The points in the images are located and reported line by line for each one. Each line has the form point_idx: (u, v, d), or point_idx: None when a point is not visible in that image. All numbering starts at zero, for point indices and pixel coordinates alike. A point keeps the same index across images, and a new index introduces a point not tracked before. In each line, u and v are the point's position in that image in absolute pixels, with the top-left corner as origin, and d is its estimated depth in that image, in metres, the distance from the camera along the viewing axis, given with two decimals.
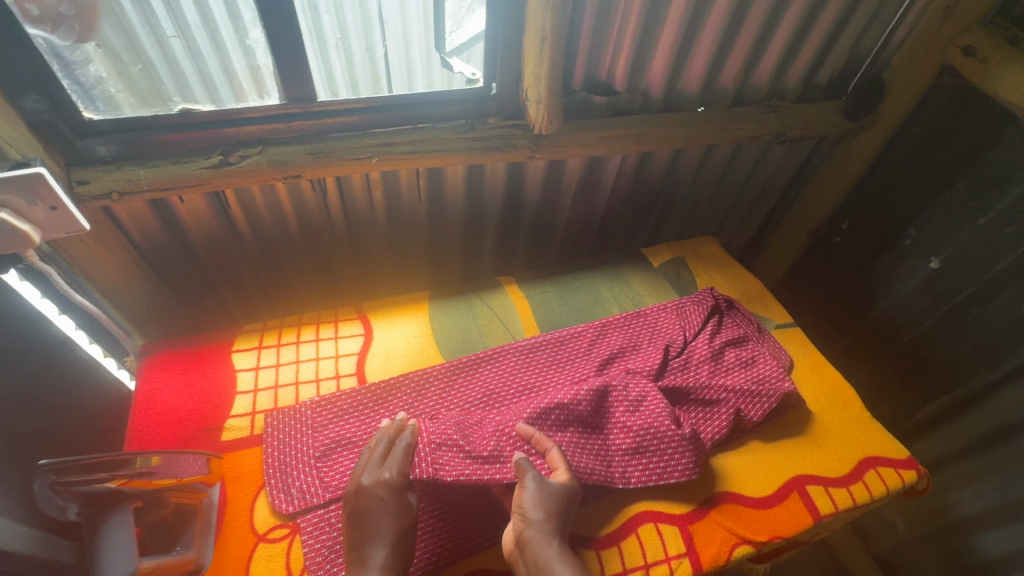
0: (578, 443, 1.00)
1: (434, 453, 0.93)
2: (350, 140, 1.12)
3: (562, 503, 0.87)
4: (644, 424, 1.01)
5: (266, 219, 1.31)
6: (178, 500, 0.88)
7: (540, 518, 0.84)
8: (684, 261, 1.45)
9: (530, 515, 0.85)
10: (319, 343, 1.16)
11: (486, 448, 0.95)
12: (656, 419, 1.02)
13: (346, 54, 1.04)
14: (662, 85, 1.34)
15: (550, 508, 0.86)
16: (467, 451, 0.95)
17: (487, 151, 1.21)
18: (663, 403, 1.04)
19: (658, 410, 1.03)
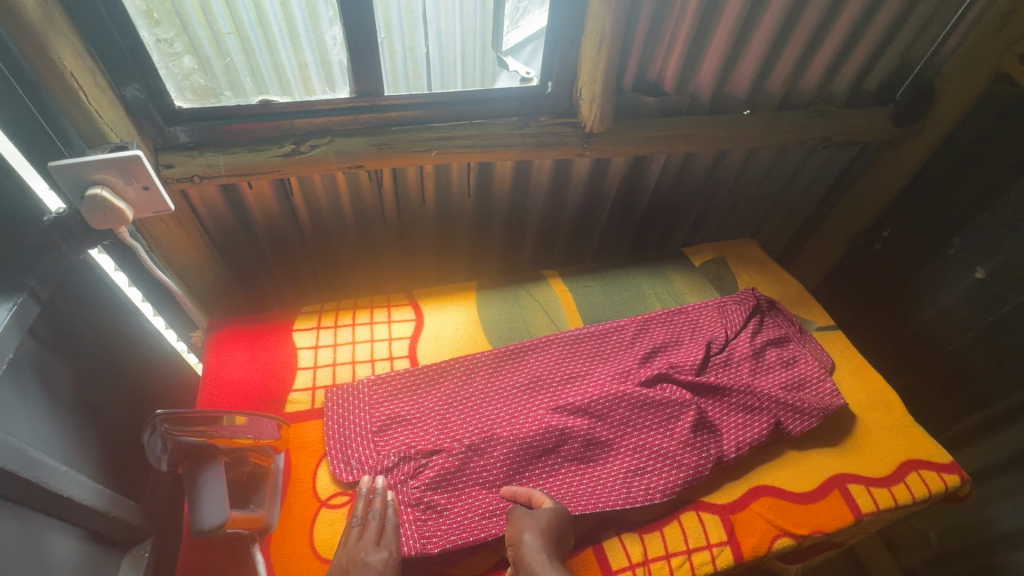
0: (567, 483, 0.99)
1: (421, 527, 0.90)
2: (411, 134, 1.18)
3: (557, 528, 0.88)
4: (634, 461, 1.02)
5: (324, 207, 1.38)
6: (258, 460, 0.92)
7: (530, 538, 0.85)
8: (725, 262, 1.47)
9: (523, 539, 0.85)
10: (373, 326, 1.22)
11: (474, 504, 0.94)
12: (651, 450, 1.03)
13: (388, 52, 1.08)
14: (711, 87, 1.36)
15: (545, 537, 0.85)
16: (452, 516, 0.92)
17: (539, 147, 1.26)
18: (651, 444, 1.04)
19: (653, 446, 1.03)
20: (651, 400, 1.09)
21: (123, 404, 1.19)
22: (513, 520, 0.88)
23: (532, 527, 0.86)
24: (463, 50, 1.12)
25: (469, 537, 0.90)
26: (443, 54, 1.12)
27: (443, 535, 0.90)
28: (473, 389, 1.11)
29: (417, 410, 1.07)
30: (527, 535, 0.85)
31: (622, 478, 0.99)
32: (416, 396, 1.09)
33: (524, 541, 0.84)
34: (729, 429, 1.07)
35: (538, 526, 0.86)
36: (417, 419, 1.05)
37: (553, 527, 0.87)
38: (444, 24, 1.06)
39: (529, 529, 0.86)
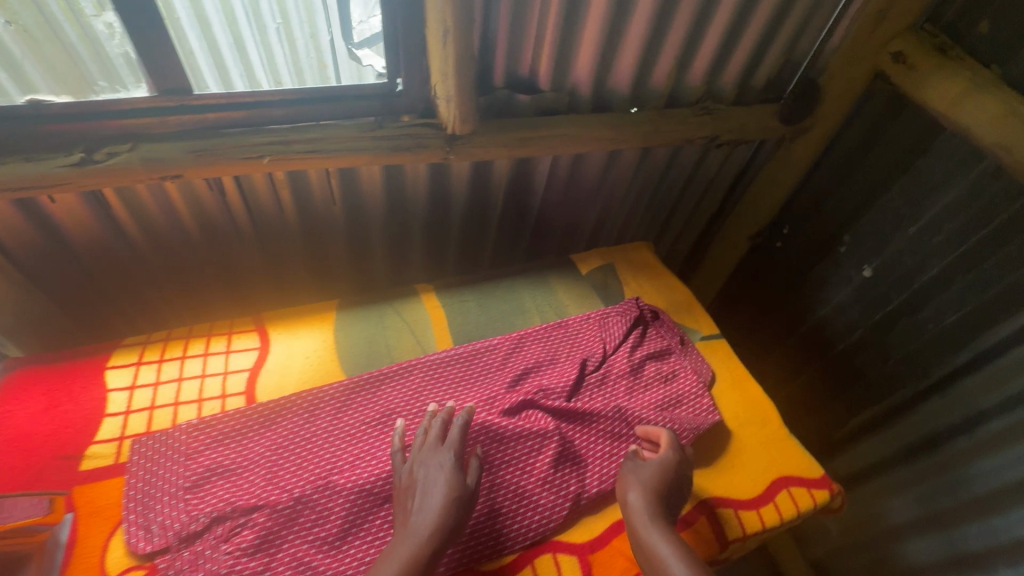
0: None
1: None
2: (238, 138, 1.02)
3: (664, 479, 0.94)
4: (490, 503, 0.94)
5: (159, 221, 1.20)
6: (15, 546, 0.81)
7: (636, 497, 0.92)
8: (613, 269, 1.40)
9: (630, 498, 0.92)
10: (207, 359, 1.07)
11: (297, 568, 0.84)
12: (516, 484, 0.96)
13: (206, 45, 0.95)
14: (590, 83, 1.28)
15: (649, 490, 0.92)
16: None
17: (396, 151, 1.13)
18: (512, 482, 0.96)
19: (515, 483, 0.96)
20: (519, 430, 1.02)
21: None
22: (626, 486, 0.94)
23: (636, 487, 0.93)
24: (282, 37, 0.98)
25: None
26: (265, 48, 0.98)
27: None
28: (317, 427, 0.99)
29: (247, 457, 0.94)
30: (633, 497, 0.92)
31: (514, 498, 0.95)
32: (245, 440, 0.96)
33: (631, 501, 0.92)
34: (594, 459, 1.01)
35: (642, 486, 0.93)
36: (246, 468, 0.93)
37: (655, 475, 0.94)
38: (262, 28, 0.95)
39: (633, 490, 0.92)
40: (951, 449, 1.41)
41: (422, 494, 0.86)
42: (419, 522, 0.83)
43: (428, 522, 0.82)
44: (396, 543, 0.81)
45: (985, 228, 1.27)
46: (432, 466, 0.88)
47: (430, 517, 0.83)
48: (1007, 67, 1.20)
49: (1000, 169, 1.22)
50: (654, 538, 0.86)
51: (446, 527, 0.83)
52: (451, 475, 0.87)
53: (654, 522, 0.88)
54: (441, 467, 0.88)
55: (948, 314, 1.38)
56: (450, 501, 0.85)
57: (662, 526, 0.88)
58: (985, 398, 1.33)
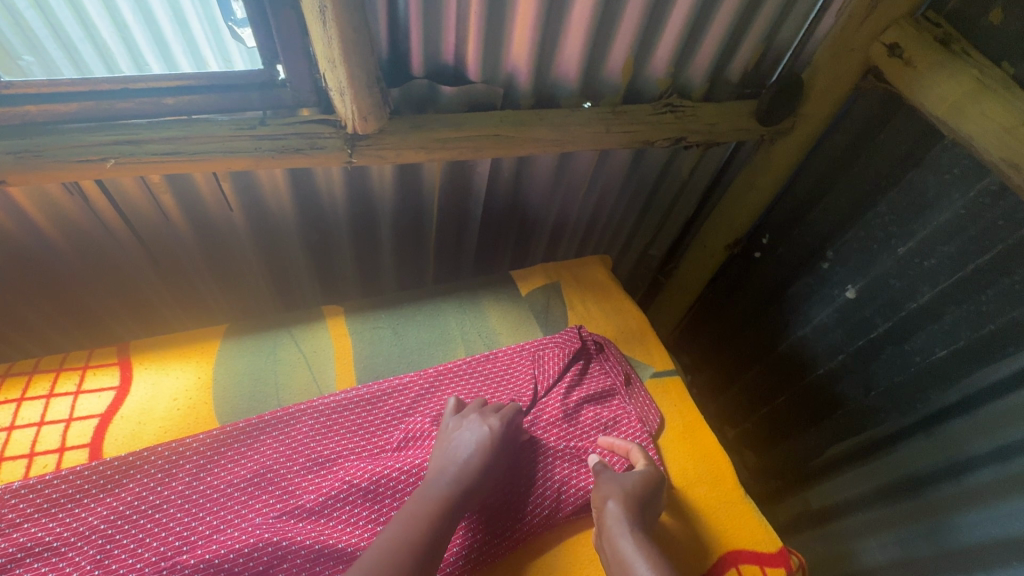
0: None
1: None
2: (75, 136, 0.83)
3: (637, 485, 0.84)
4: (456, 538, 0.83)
5: (16, 234, 1.02)
6: None
7: (616, 506, 0.81)
8: (558, 289, 1.22)
9: (609, 505, 0.82)
10: (49, 402, 0.89)
11: None
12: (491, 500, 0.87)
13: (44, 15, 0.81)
14: (529, 73, 1.08)
15: (634, 495, 0.83)
16: None
17: (283, 153, 0.93)
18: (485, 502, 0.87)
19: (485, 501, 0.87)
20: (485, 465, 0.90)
21: None
22: (611, 492, 0.83)
23: (615, 493, 0.83)
24: (169, 15, 0.85)
25: None
26: (147, 25, 0.85)
27: None
28: (172, 490, 0.82)
29: (76, 530, 0.77)
30: (612, 504, 0.81)
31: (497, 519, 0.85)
32: (75, 509, 0.78)
33: (610, 507, 0.81)
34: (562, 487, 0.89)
35: (621, 491, 0.83)
36: (73, 545, 0.76)
37: (633, 482, 0.85)
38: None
39: (613, 494, 0.83)
40: (934, 495, 1.26)
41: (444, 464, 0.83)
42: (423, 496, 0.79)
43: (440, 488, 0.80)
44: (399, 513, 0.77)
45: (985, 254, 1.09)
46: (465, 441, 0.86)
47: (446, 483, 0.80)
48: (1021, 67, 1.00)
49: (1005, 187, 1.04)
50: (628, 547, 0.76)
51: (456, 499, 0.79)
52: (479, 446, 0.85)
53: (633, 527, 0.79)
54: (467, 441, 0.85)
55: (938, 347, 1.21)
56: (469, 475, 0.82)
57: (640, 536, 0.78)
58: (975, 443, 1.17)
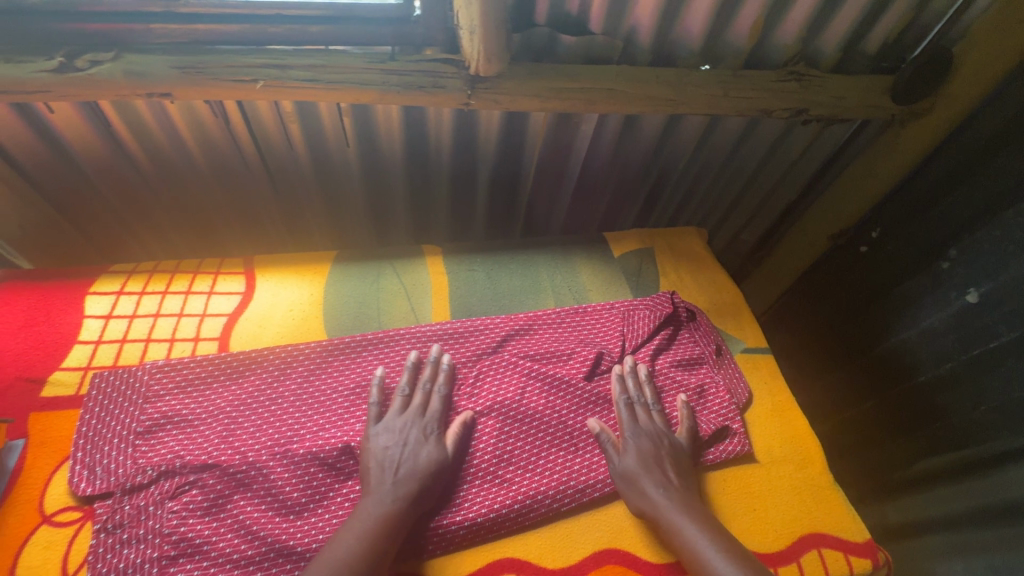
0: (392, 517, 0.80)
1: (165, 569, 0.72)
2: (233, 56, 0.91)
3: (668, 469, 0.85)
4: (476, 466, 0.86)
5: (165, 147, 1.13)
6: None
7: (662, 493, 0.82)
8: (651, 255, 1.20)
9: (652, 493, 0.82)
10: (187, 298, 1.00)
11: (253, 525, 0.76)
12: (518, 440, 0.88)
13: None
14: (652, 28, 1.06)
15: (661, 474, 0.84)
16: (207, 553, 0.74)
17: (409, 89, 0.98)
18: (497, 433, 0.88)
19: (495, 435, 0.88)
20: (557, 412, 0.92)
21: None
22: (634, 481, 0.83)
23: (644, 476, 0.83)
24: None
25: None
26: None
27: None
28: (285, 388, 0.90)
29: (206, 408, 0.87)
30: (655, 492, 0.82)
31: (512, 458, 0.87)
32: (207, 390, 0.89)
33: (655, 494, 0.82)
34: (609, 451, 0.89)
35: (640, 470, 0.84)
36: (204, 421, 0.86)
37: (666, 465, 0.85)
38: None
39: (657, 482, 0.83)
40: None
41: (408, 456, 0.81)
42: (398, 491, 0.78)
43: (410, 483, 0.79)
44: (371, 504, 0.76)
45: None
46: (424, 434, 0.84)
47: (412, 477, 0.79)
48: None
49: None
50: (689, 526, 0.78)
51: (421, 493, 0.79)
52: (440, 438, 0.85)
53: (681, 511, 0.80)
54: (429, 429, 0.85)
55: None
56: (433, 471, 0.81)
57: (694, 514, 0.80)
58: None
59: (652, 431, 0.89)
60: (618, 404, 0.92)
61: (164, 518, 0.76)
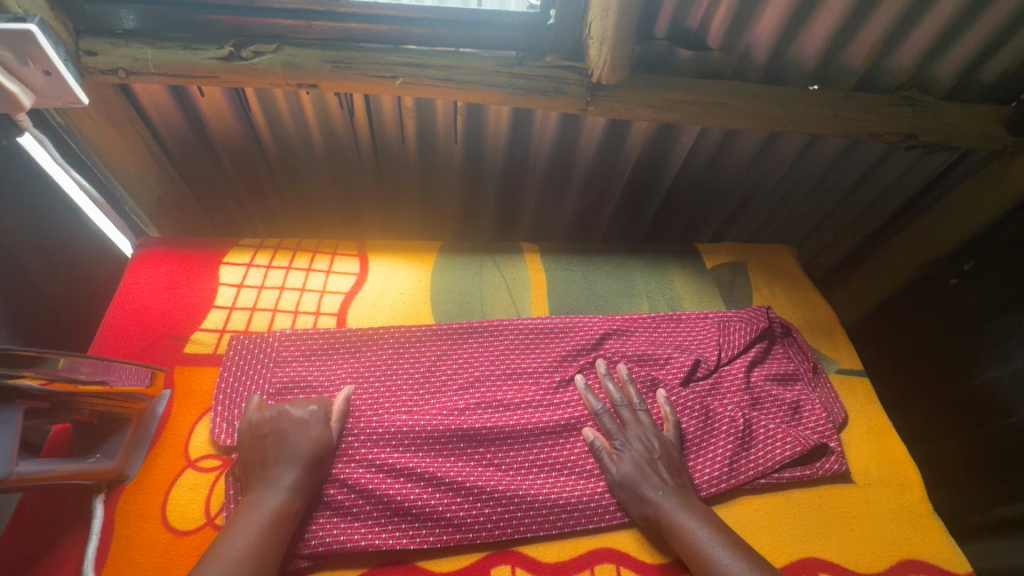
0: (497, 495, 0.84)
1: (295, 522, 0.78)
2: (377, 53, 0.98)
3: (657, 471, 0.85)
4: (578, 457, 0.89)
5: (291, 133, 1.22)
6: (109, 408, 0.79)
7: (662, 496, 0.82)
8: (744, 269, 1.21)
9: (653, 498, 0.82)
10: (309, 274, 1.07)
11: (370, 492, 0.81)
12: None
13: None
14: (769, 46, 1.08)
15: (663, 477, 0.84)
16: (334, 512, 0.79)
17: (532, 93, 1.03)
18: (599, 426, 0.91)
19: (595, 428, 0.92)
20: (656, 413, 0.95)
21: (66, 315, 1.12)
22: (637, 486, 0.83)
23: (644, 482, 0.83)
24: None
25: (344, 542, 0.77)
26: None
27: (317, 535, 0.77)
28: (399, 365, 0.96)
29: (329, 376, 0.93)
30: (654, 494, 0.82)
31: None
32: (329, 359, 0.95)
33: (657, 498, 0.82)
34: (705, 458, 0.91)
35: (636, 475, 0.84)
36: (326, 388, 0.92)
37: (660, 467, 0.85)
38: None
39: (656, 486, 0.83)
40: None
41: (290, 441, 0.80)
42: (284, 480, 0.76)
43: (292, 471, 0.77)
44: (262, 497, 0.75)
45: None
46: (306, 418, 0.83)
47: (293, 465, 0.78)
48: None
49: None
50: (693, 525, 0.79)
51: (306, 482, 0.78)
52: (320, 421, 0.83)
53: (681, 509, 0.81)
54: (305, 414, 0.83)
55: None
56: (315, 452, 0.80)
57: (696, 513, 0.81)
58: None
59: (644, 436, 0.88)
60: (617, 406, 0.93)
61: None
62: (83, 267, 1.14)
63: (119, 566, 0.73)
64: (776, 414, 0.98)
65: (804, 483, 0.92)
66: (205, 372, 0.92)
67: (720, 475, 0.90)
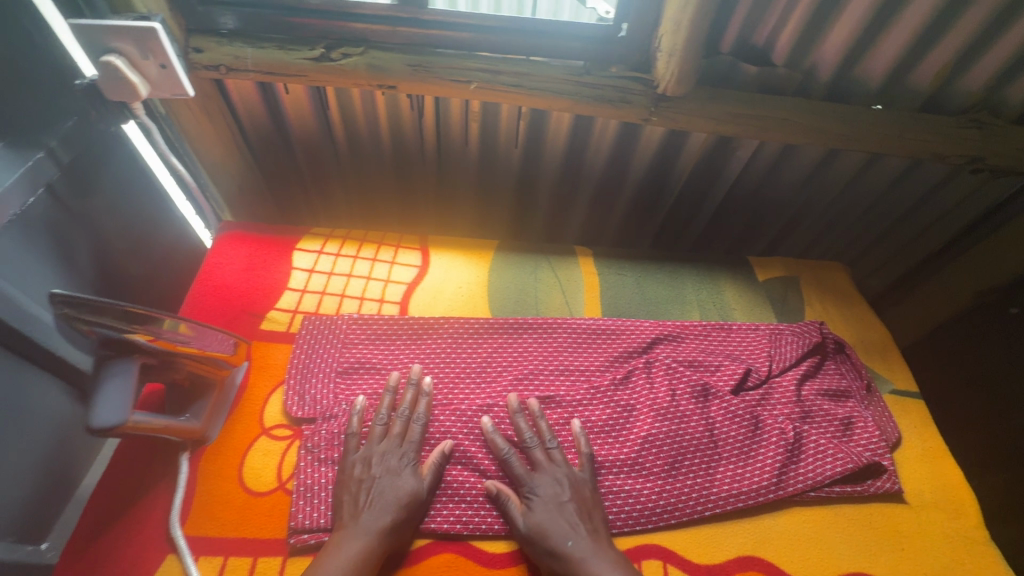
0: None
1: None
2: (454, 59, 1.04)
3: (566, 516, 0.80)
4: (626, 456, 0.91)
5: (362, 130, 1.29)
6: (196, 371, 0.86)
7: (573, 546, 0.77)
8: (797, 283, 1.22)
9: (563, 551, 0.76)
10: (374, 264, 1.13)
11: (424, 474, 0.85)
12: (661, 439, 0.93)
13: None
14: (834, 65, 1.09)
15: (576, 526, 0.79)
16: None
17: (598, 101, 1.07)
18: (648, 426, 0.93)
19: (644, 427, 0.94)
20: (704, 419, 0.96)
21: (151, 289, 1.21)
22: (546, 538, 0.78)
23: (558, 534, 0.78)
24: None
25: None
26: None
27: None
28: (457, 355, 1.00)
29: (391, 361, 0.98)
30: (563, 544, 0.77)
31: (664, 458, 0.91)
32: (391, 345, 1.00)
33: (569, 550, 0.76)
34: (751, 467, 0.92)
35: (545, 524, 0.79)
36: (388, 371, 0.97)
37: (571, 512, 0.80)
38: None
39: (565, 535, 0.78)
40: None
41: (381, 487, 0.80)
42: (371, 525, 0.76)
43: (383, 515, 0.77)
44: (347, 537, 0.75)
45: None
46: (397, 467, 0.83)
47: (387, 510, 0.78)
48: None
49: None
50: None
51: (390, 532, 0.76)
52: (413, 473, 0.82)
53: (595, 559, 0.76)
54: (399, 461, 0.83)
55: None
56: (405, 494, 0.80)
57: (608, 563, 0.76)
58: None
59: (554, 482, 0.84)
60: (527, 447, 0.88)
61: None
62: (168, 245, 1.24)
63: (202, 520, 0.79)
64: (826, 431, 0.98)
65: (855, 499, 0.92)
66: (278, 348, 0.99)
67: (765, 485, 0.90)
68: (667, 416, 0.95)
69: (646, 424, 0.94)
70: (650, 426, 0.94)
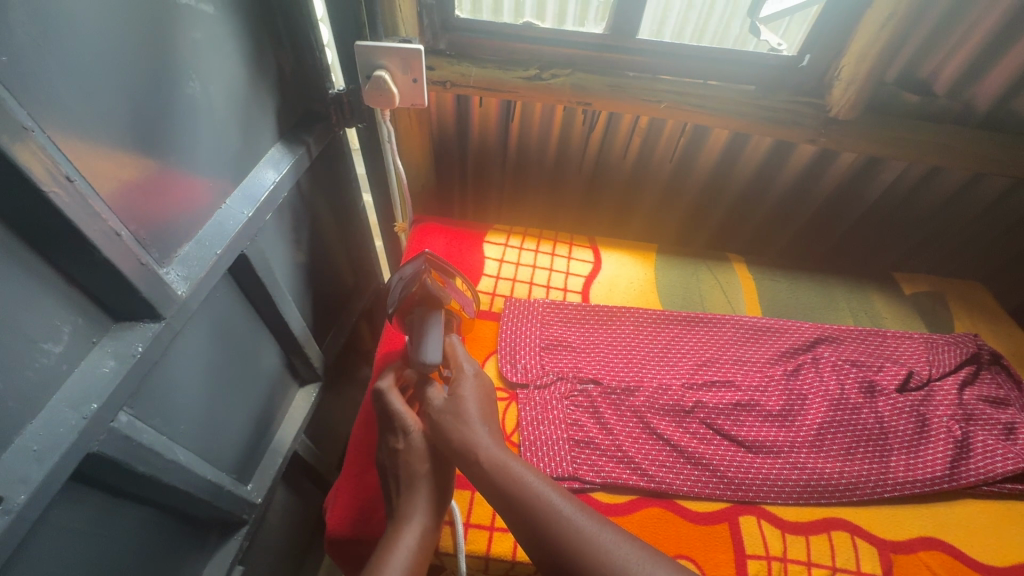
0: (732, 458, 0.96)
1: (574, 451, 0.94)
2: (645, 81, 1.19)
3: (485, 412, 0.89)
4: (802, 438, 1.00)
5: (533, 139, 1.44)
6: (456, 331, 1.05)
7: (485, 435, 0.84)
8: (942, 299, 1.30)
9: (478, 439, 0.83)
10: (554, 258, 1.28)
11: (628, 438, 0.97)
12: (832, 427, 1.01)
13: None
14: (994, 98, 1.17)
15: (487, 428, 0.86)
16: (603, 448, 0.95)
17: (770, 121, 1.20)
18: (821, 415, 1.02)
19: (817, 415, 1.03)
20: (873, 412, 1.04)
21: None
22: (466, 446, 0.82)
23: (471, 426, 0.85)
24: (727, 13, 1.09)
25: (613, 471, 0.92)
26: None
27: (591, 466, 0.92)
28: (639, 340, 1.13)
29: (583, 341, 1.11)
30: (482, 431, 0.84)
31: (837, 444, 1.00)
32: (581, 328, 1.14)
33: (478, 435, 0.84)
34: (923, 459, 0.99)
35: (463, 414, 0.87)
36: (581, 349, 1.10)
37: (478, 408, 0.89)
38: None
39: (479, 422, 0.86)
40: None
41: (406, 470, 0.84)
42: (415, 512, 0.79)
43: (418, 502, 0.81)
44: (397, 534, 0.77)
45: None
46: (411, 443, 0.87)
47: (416, 497, 0.81)
48: None
49: None
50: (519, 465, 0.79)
51: (431, 512, 0.80)
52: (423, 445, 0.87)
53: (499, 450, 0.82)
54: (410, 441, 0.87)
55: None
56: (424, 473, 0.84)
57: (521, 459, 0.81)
58: None
59: (452, 405, 0.89)
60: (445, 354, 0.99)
61: (568, 410, 0.99)
62: None
63: None
64: (993, 432, 1.03)
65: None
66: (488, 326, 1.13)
67: (938, 476, 0.97)
68: (836, 407, 1.04)
69: (819, 412, 1.03)
70: (822, 415, 1.03)
